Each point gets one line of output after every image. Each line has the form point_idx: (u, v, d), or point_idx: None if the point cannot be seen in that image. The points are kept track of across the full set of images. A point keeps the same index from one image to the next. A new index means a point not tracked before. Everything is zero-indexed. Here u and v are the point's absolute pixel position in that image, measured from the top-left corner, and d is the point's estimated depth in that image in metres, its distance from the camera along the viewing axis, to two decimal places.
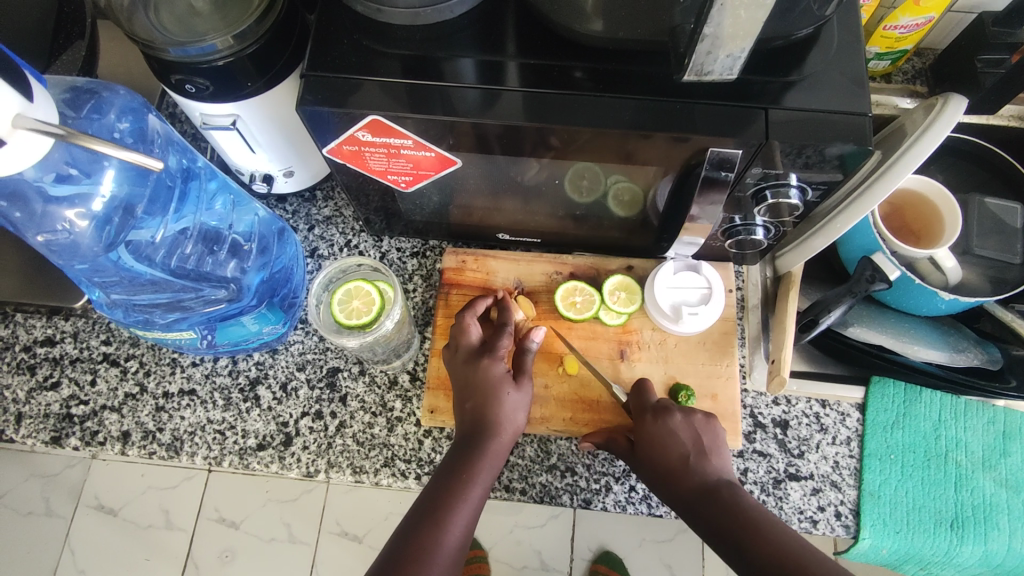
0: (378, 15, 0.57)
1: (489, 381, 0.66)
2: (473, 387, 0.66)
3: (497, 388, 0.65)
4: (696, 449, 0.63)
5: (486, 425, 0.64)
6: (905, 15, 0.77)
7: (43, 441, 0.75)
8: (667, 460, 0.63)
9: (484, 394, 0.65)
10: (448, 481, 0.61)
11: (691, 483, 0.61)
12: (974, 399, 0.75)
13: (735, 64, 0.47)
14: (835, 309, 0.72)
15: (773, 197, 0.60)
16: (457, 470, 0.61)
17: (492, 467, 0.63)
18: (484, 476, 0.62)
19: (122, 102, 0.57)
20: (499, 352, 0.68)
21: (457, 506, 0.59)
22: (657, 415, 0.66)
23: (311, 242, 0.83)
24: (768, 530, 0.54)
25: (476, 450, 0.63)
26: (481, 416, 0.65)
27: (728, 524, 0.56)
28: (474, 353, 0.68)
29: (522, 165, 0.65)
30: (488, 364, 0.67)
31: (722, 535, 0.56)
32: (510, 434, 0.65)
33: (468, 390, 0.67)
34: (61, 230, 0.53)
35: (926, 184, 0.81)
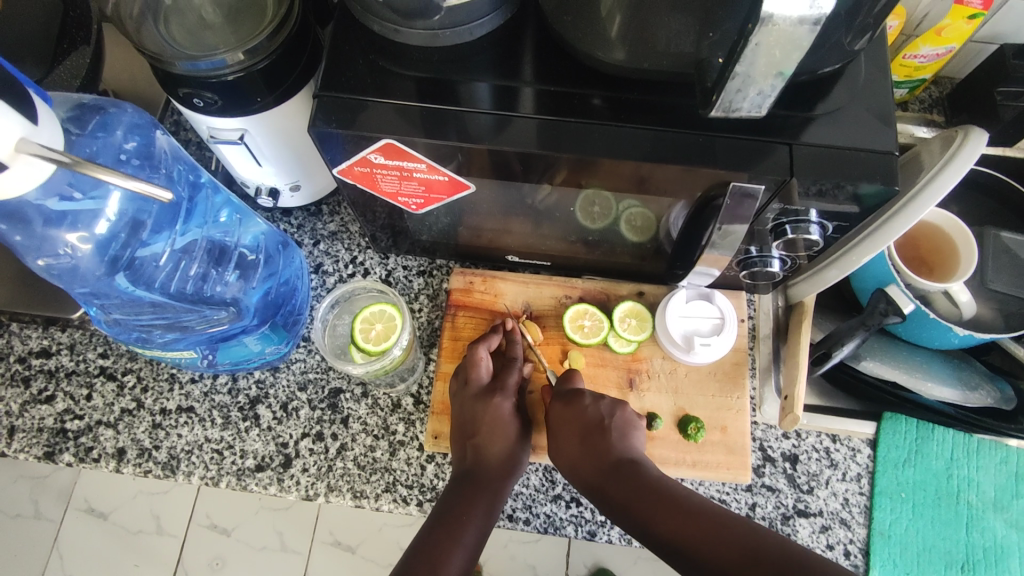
0: (395, 35, 0.56)
1: (498, 419, 0.66)
2: (474, 423, 0.66)
3: (502, 427, 0.66)
4: (604, 429, 0.64)
5: (481, 468, 0.64)
6: (925, 45, 0.76)
7: (36, 457, 0.73)
8: (576, 449, 0.63)
9: (481, 428, 0.66)
10: (441, 522, 0.60)
11: (601, 467, 0.61)
12: (987, 438, 0.73)
13: (765, 101, 0.45)
14: (848, 343, 0.71)
15: (793, 233, 0.58)
16: (446, 511, 0.60)
17: (485, 508, 0.61)
18: (478, 516, 0.61)
19: (128, 119, 0.56)
20: (508, 388, 0.68)
21: (454, 549, 0.57)
22: (569, 401, 0.67)
23: (316, 257, 0.82)
24: (677, 507, 0.55)
25: (473, 490, 0.62)
26: (481, 456, 0.65)
27: (640, 505, 0.57)
28: (480, 390, 0.68)
29: (537, 189, 0.63)
30: (497, 402, 0.67)
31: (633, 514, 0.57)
32: (509, 474, 0.65)
33: (470, 427, 0.66)
34: (64, 253, 0.52)
35: (939, 215, 0.80)
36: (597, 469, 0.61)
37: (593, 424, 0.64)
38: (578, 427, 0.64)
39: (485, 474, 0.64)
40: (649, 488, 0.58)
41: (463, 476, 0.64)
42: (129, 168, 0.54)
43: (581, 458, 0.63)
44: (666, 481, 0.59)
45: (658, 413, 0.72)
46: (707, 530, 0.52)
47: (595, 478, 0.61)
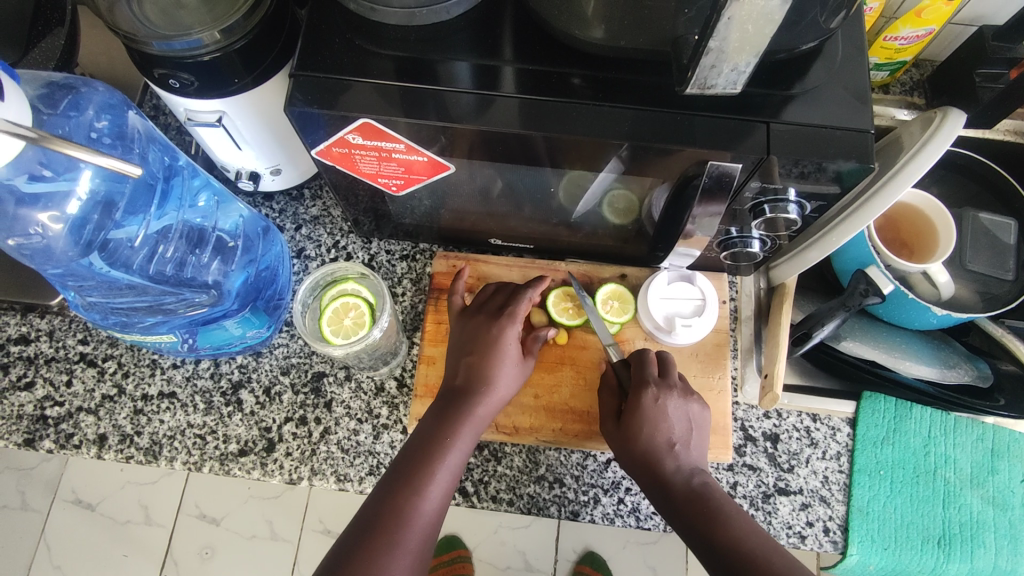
0: (372, 14, 0.55)
1: (496, 340, 0.66)
2: (479, 342, 0.66)
3: (505, 351, 0.65)
4: (680, 439, 0.63)
5: (476, 389, 0.63)
6: (906, 26, 0.77)
7: (16, 443, 0.72)
8: (650, 443, 0.62)
9: (484, 348, 0.65)
10: (431, 439, 0.60)
11: (669, 467, 0.61)
12: (964, 416, 0.74)
13: (740, 78, 0.46)
14: (828, 323, 0.72)
15: (771, 212, 0.59)
16: (441, 429, 0.60)
17: (471, 431, 0.62)
18: (465, 439, 0.61)
19: (100, 99, 0.55)
20: (516, 314, 0.67)
21: (437, 469, 0.58)
22: (658, 392, 0.64)
23: (298, 242, 0.81)
24: (740, 533, 0.54)
25: (461, 409, 0.62)
26: (474, 373, 0.64)
27: (696, 507, 0.57)
28: (489, 314, 0.68)
29: (517, 172, 0.63)
30: (504, 325, 0.66)
31: (690, 523, 0.57)
32: (500, 398, 0.64)
33: (471, 345, 0.66)
34: (34, 234, 0.51)
35: (918, 198, 0.81)
36: (661, 467, 0.61)
37: (679, 428, 0.63)
38: (665, 424, 0.63)
39: (479, 394, 0.63)
40: (711, 501, 0.57)
41: (454, 392, 0.64)
42: (101, 147, 0.53)
43: (652, 459, 0.61)
44: (729, 501, 0.58)
45: None
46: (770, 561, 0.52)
47: (655, 474, 0.61)
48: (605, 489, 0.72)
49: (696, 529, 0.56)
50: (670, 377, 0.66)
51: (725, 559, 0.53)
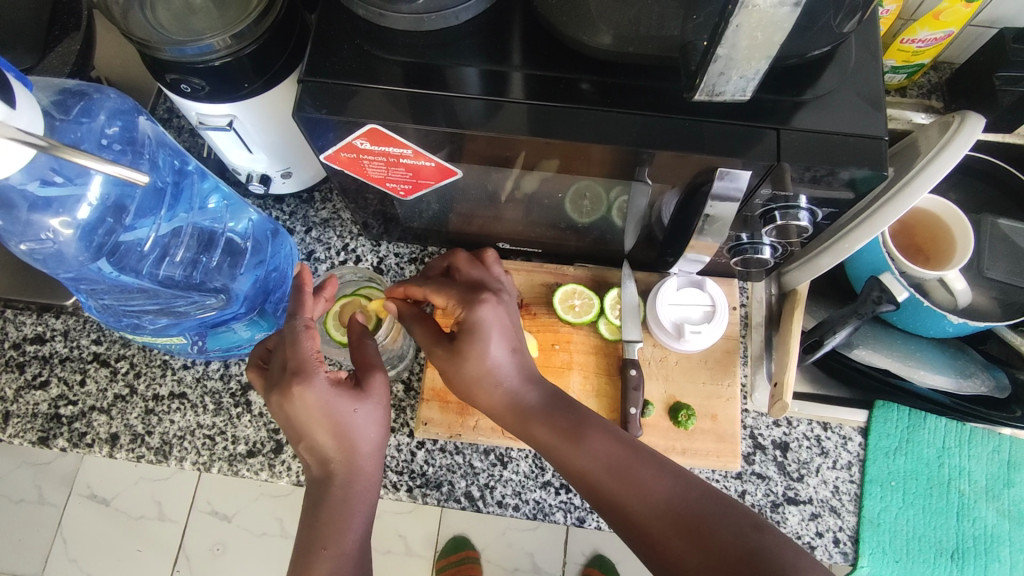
0: (381, 20, 0.55)
1: (326, 412, 0.48)
2: (293, 423, 0.49)
3: (332, 411, 0.49)
4: (512, 338, 0.55)
5: (332, 467, 0.49)
6: (924, 29, 0.76)
7: (31, 442, 0.74)
8: (475, 369, 0.54)
9: (312, 426, 0.49)
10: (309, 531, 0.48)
11: (511, 388, 0.54)
12: (980, 427, 0.73)
13: (749, 85, 0.45)
14: (840, 331, 0.71)
15: (782, 218, 0.58)
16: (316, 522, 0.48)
17: (360, 513, 0.49)
18: (356, 519, 0.49)
19: (112, 105, 0.55)
20: (312, 369, 0.49)
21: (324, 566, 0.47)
22: (490, 296, 0.55)
23: (308, 244, 0.82)
24: (604, 453, 0.50)
25: (331, 500, 0.49)
26: (319, 452, 0.49)
27: (557, 430, 0.52)
28: (274, 387, 0.49)
29: (525, 177, 0.63)
30: (303, 390, 0.48)
31: (548, 443, 0.53)
32: (369, 460, 0.50)
33: (291, 428, 0.50)
34: (46, 239, 0.52)
35: (936, 204, 0.79)
36: (505, 393, 0.54)
37: (507, 331, 0.55)
38: (491, 341, 0.54)
39: (341, 476, 0.49)
40: (571, 417, 0.53)
41: (315, 485, 0.50)
42: (111, 154, 0.54)
43: (507, 398, 0.54)
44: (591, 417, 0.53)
45: (650, 401, 0.72)
46: (636, 477, 0.49)
47: (506, 414, 0.54)
48: None
49: (563, 452, 0.52)
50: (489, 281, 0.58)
51: (594, 480, 0.50)
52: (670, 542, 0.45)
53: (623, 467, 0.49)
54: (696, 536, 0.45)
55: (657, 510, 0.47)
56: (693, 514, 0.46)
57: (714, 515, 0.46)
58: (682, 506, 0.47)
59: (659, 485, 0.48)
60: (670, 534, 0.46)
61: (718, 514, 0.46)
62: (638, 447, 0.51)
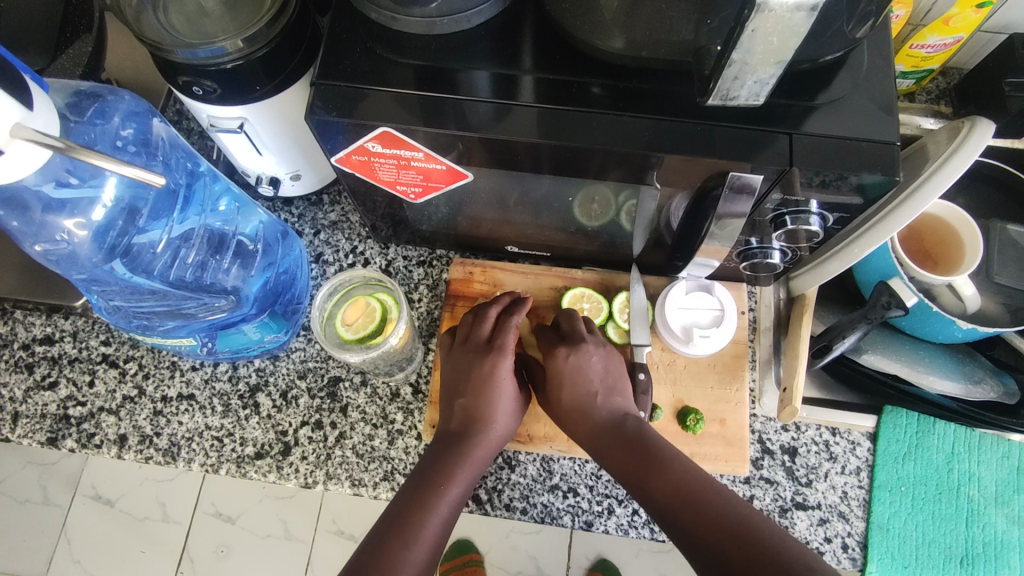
0: (393, 23, 0.56)
1: (489, 378, 0.63)
2: (469, 379, 0.63)
3: (501, 387, 0.63)
4: (603, 388, 0.63)
5: (471, 429, 0.61)
6: (933, 34, 0.76)
7: (39, 442, 0.74)
8: (577, 399, 0.63)
9: (480, 385, 0.63)
10: (428, 474, 0.58)
11: (599, 417, 0.61)
12: (989, 433, 0.73)
13: (763, 90, 0.45)
14: (849, 336, 0.71)
15: (793, 224, 0.58)
16: (433, 475, 0.58)
17: (469, 476, 0.59)
18: (462, 482, 0.58)
19: (126, 107, 0.56)
20: (506, 347, 0.64)
21: (428, 515, 0.55)
22: (570, 350, 0.65)
23: (317, 247, 0.82)
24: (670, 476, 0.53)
25: (459, 452, 0.59)
26: (469, 414, 0.62)
27: (632, 453, 0.57)
28: (475, 348, 0.65)
29: (534, 181, 0.63)
30: (496, 360, 0.63)
31: (625, 466, 0.57)
32: (496, 440, 0.62)
33: (460, 384, 0.64)
34: (60, 240, 0.52)
35: (946, 209, 0.79)
36: (592, 420, 0.61)
37: (601, 376, 0.64)
38: (582, 381, 0.63)
39: (478, 438, 0.61)
40: (646, 442, 0.57)
41: (453, 435, 0.61)
42: (126, 155, 0.54)
43: (599, 428, 0.61)
44: (663, 443, 0.57)
45: (659, 405, 0.72)
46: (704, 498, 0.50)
47: (605, 438, 0.60)
48: (620, 500, 0.71)
49: (636, 474, 0.55)
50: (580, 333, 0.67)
51: (661, 502, 0.52)
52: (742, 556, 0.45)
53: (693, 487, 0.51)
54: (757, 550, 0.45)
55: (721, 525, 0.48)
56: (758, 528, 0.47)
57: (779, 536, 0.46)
58: (749, 522, 0.47)
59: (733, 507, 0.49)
60: (728, 547, 0.46)
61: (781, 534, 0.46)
62: (700, 470, 0.53)
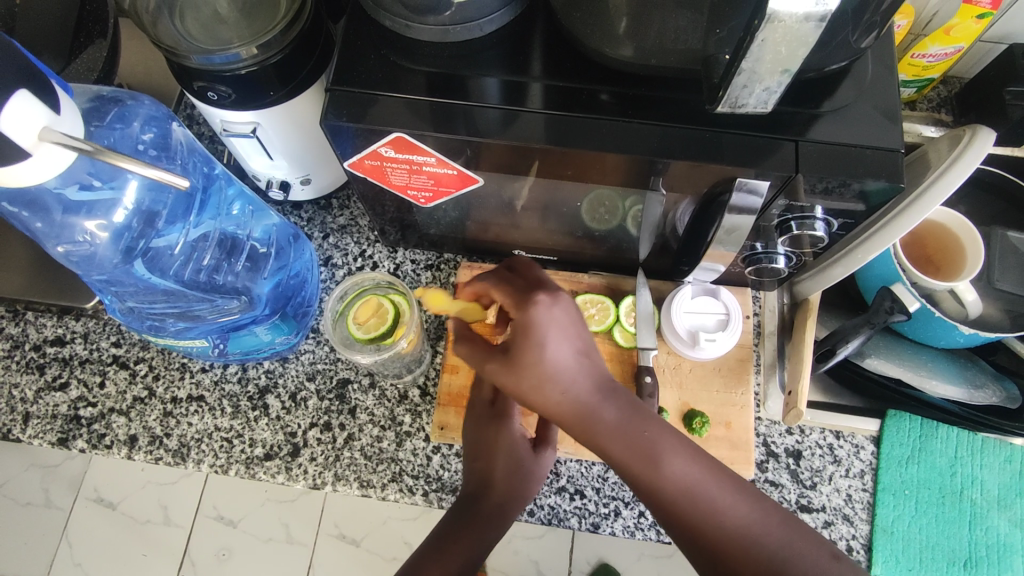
0: (407, 31, 0.57)
1: (496, 445, 0.59)
2: (478, 447, 0.60)
3: (514, 447, 0.59)
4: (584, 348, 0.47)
5: (485, 494, 0.57)
6: (934, 44, 0.77)
7: (50, 442, 0.74)
8: (546, 359, 0.45)
9: (490, 451, 0.59)
10: (438, 543, 0.54)
11: (610, 418, 0.45)
12: (991, 437, 0.74)
13: (771, 98, 0.46)
14: (853, 339, 0.72)
15: (798, 228, 0.60)
16: (439, 543, 0.54)
17: (481, 542, 0.55)
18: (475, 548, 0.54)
19: (146, 111, 0.57)
20: (512, 413, 0.61)
21: None
22: (553, 298, 0.47)
23: (326, 250, 0.83)
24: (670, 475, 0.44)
25: (468, 518, 0.56)
26: (484, 479, 0.58)
27: (636, 463, 0.44)
28: (485, 414, 0.62)
29: (543, 186, 0.64)
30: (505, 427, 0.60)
31: (625, 467, 0.44)
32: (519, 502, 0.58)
33: (474, 450, 0.60)
34: (82, 241, 0.53)
35: (947, 215, 0.80)
36: (596, 425, 0.45)
37: (576, 335, 0.47)
38: (557, 343, 0.45)
39: (492, 502, 0.57)
40: (648, 441, 0.44)
41: (466, 502, 0.57)
42: (146, 159, 0.55)
43: (579, 410, 0.45)
44: (672, 436, 0.45)
45: (665, 408, 0.73)
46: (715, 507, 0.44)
47: (608, 442, 0.44)
48: (626, 502, 0.72)
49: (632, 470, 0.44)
50: (552, 281, 0.49)
51: (662, 499, 0.44)
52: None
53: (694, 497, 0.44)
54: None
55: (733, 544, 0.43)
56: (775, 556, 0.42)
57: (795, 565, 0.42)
58: (759, 537, 0.43)
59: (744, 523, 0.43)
60: (742, 567, 0.43)
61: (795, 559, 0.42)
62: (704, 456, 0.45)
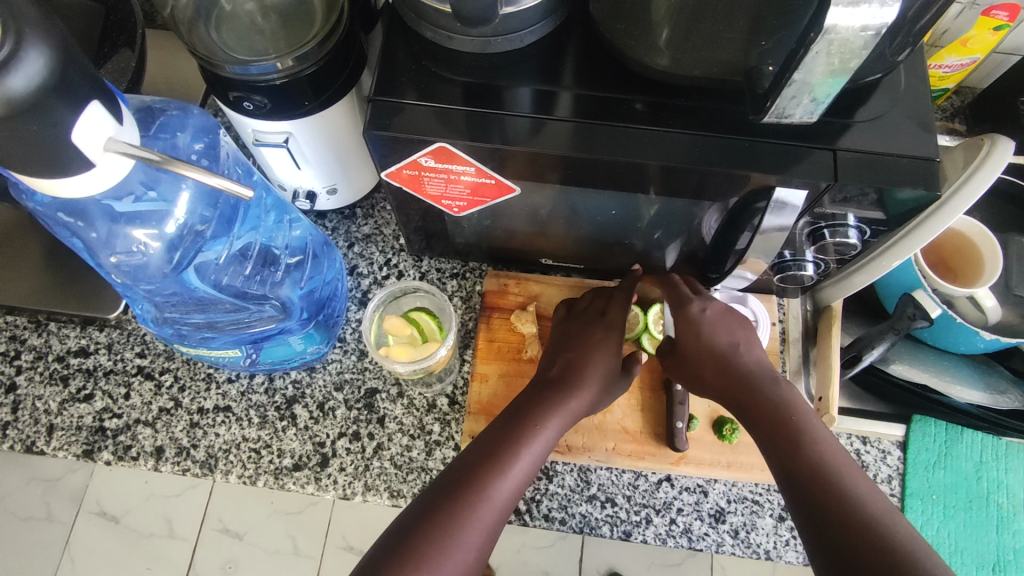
0: (448, 42, 0.57)
1: (598, 339, 0.67)
2: (575, 342, 0.68)
3: (603, 347, 0.66)
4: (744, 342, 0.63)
5: (563, 387, 0.62)
6: (951, 54, 0.79)
7: (75, 455, 0.74)
8: (746, 356, 0.62)
9: (583, 346, 0.67)
10: (507, 432, 0.57)
11: (771, 399, 0.57)
12: (1015, 442, 0.74)
13: (817, 108, 0.47)
14: (879, 345, 0.73)
15: (830, 236, 0.61)
16: (509, 434, 0.57)
17: (547, 438, 0.58)
18: (541, 441, 0.57)
19: (195, 123, 0.57)
20: (616, 322, 0.68)
21: (499, 478, 0.53)
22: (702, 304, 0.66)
23: (351, 259, 0.83)
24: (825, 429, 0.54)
25: (538, 415, 0.59)
26: (565, 377, 0.63)
27: (784, 432, 0.54)
28: (590, 320, 0.70)
29: (576, 195, 0.65)
30: (605, 330, 0.68)
31: (776, 444, 0.54)
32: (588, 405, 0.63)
33: (567, 344, 0.68)
34: (136, 252, 0.53)
35: (966, 223, 0.80)
36: (773, 407, 0.56)
37: (729, 331, 0.64)
38: (715, 334, 0.64)
39: (576, 388, 0.62)
40: (799, 423, 0.54)
41: (548, 385, 0.63)
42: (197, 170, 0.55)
43: (776, 400, 0.57)
44: (818, 426, 0.54)
45: (695, 414, 0.73)
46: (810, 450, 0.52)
47: (772, 419, 0.56)
48: (657, 509, 0.72)
49: (777, 440, 0.54)
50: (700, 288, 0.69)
51: (795, 472, 0.51)
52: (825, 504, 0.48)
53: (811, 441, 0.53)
54: (875, 549, 0.45)
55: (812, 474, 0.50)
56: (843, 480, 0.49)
57: (861, 495, 0.48)
58: (885, 525, 0.46)
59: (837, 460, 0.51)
60: (858, 537, 0.46)
61: (863, 490, 0.49)
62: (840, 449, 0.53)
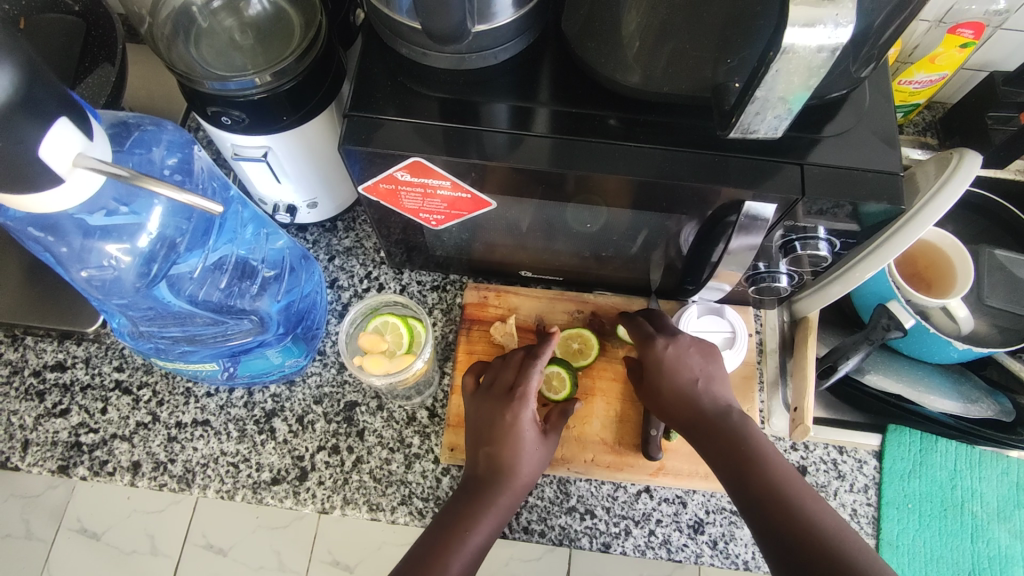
0: (422, 58, 0.59)
1: (512, 423, 0.60)
2: (490, 429, 0.60)
3: (522, 438, 0.60)
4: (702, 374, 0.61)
5: (498, 472, 0.58)
6: (921, 71, 0.80)
7: (50, 470, 0.73)
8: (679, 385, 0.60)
9: (501, 434, 0.60)
10: (452, 518, 0.56)
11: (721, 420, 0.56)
12: (988, 450, 0.76)
13: (781, 124, 0.48)
14: (853, 356, 0.73)
15: (801, 248, 0.62)
16: (455, 520, 0.56)
17: (494, 522, 0.57)
18: (486, 526, 0.56)
19: (169, 138, 0.57)
20: (527, 394, 0.61)
21: (451, 559, 0.53)
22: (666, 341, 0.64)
23: (332, 272, 0.83)
24: (758, 442, 0.53)
25: (481, 501, 0.57)
26: (494, 464, 0.59)
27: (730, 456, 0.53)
28: (498, 397, 0.63)
29: (552, 210, 0.65)
30: (516, 408, 0.61)
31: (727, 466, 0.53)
32: (523, 488, 0.59)
33: (484, 433, 0.61)
34: (107, 266, 0.53)
35: (938, 235, 0.82)
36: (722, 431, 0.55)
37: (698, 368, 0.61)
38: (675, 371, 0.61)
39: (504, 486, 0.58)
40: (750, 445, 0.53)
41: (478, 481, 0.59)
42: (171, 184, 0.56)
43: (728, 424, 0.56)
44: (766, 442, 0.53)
45: None
46: (765, 476, 0.50)
47: (721, 443, 0.54)
48: (636, 521, 0.72)
49: (727, 467, 0.53)
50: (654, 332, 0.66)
51: (750, 495, 0.50)
52: (765, 510, 0.49)
53: (760, 461, 0.51)
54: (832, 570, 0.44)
55: (761, 491, 0.50)
56: (794, 500, 0.48)
57: (816, 514, 0.47)
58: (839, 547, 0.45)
59: (789, 478, 0.50)
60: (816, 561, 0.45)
61: (817, 509, 0.48)
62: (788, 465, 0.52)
